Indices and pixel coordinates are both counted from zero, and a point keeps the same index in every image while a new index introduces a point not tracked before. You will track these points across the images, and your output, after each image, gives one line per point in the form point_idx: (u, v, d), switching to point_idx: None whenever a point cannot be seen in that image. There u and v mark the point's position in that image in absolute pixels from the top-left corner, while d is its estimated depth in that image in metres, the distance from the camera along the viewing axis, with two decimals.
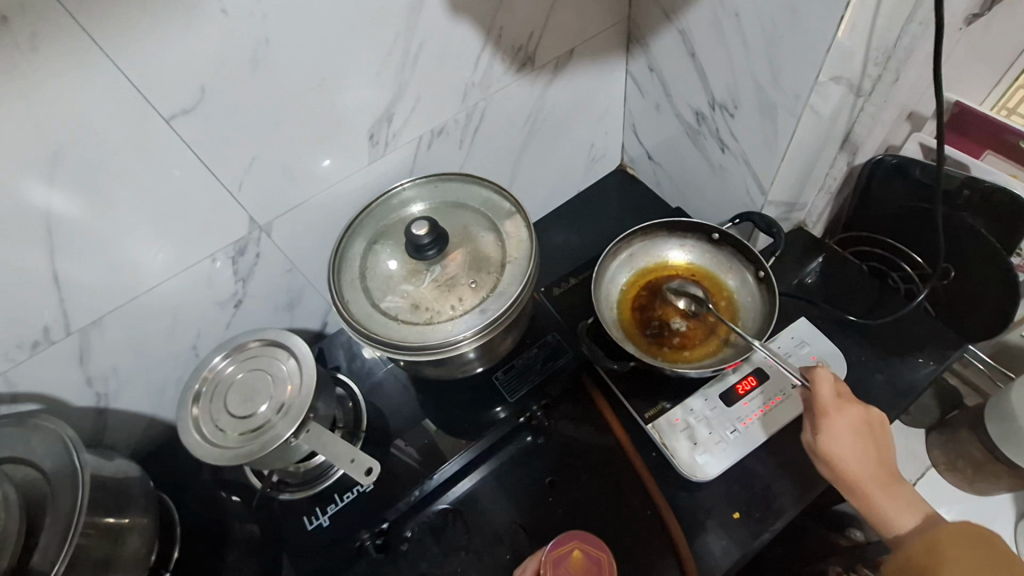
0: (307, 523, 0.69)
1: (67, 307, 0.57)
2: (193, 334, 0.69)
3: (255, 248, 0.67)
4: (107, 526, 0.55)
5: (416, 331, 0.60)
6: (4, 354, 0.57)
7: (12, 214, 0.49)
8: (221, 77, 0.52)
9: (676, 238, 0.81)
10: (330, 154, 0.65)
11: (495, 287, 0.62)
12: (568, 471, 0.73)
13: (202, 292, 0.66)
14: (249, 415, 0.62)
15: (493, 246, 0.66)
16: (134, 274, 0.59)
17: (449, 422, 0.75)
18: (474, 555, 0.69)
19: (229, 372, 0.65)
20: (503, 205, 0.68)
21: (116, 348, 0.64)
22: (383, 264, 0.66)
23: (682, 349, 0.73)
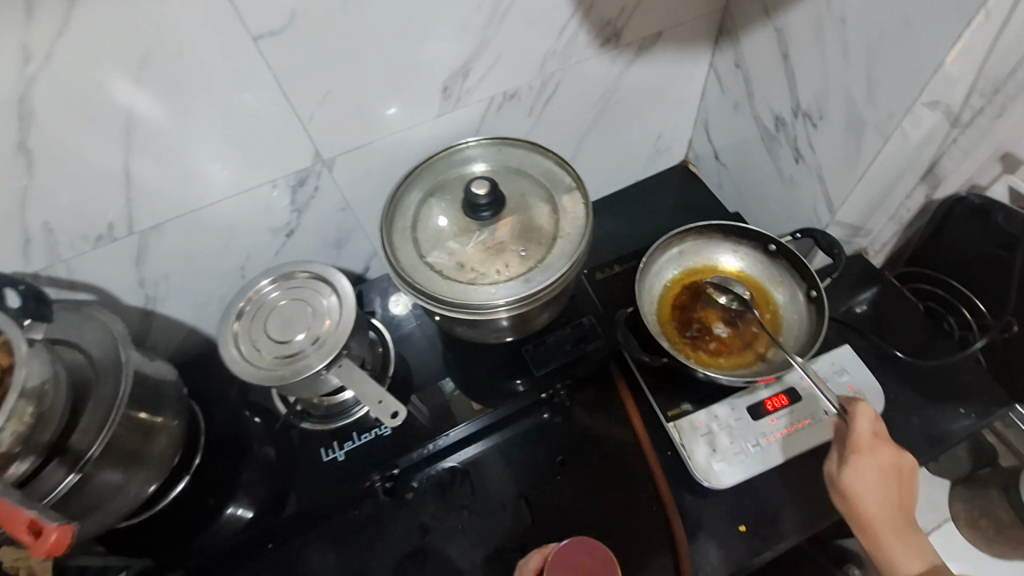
0: (324, 454, 0.72)
1: (132, 207, 0.59)
2: (243, 256, 0.71)
3: (314, 181, 0.68)
4: (140, 421, 0.58)
5: (458, 289, 0.61)
6: (70, 243, 0.59)
7: (97, 108, 0.51)
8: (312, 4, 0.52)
9: (730, 242, 0.79)
10: (403, 101, 0.65)
11: (542, 259, 0.62)
12: (580, 453, 0.74)
13: (258, 216, 0.68)
14: (285, 341, 0.63)
15: (546, 219, 0.65)
16: (198, 186, 0.61)
17: (472, 385, 0.75)
18: (476, 516, 0.70)
19: (273, 297, 0.67)
20: (564, 179, 0.67)
21: (171, 255, 0.66)
22: (436, 218, 0.66)
23: (716, 355, 0.71)
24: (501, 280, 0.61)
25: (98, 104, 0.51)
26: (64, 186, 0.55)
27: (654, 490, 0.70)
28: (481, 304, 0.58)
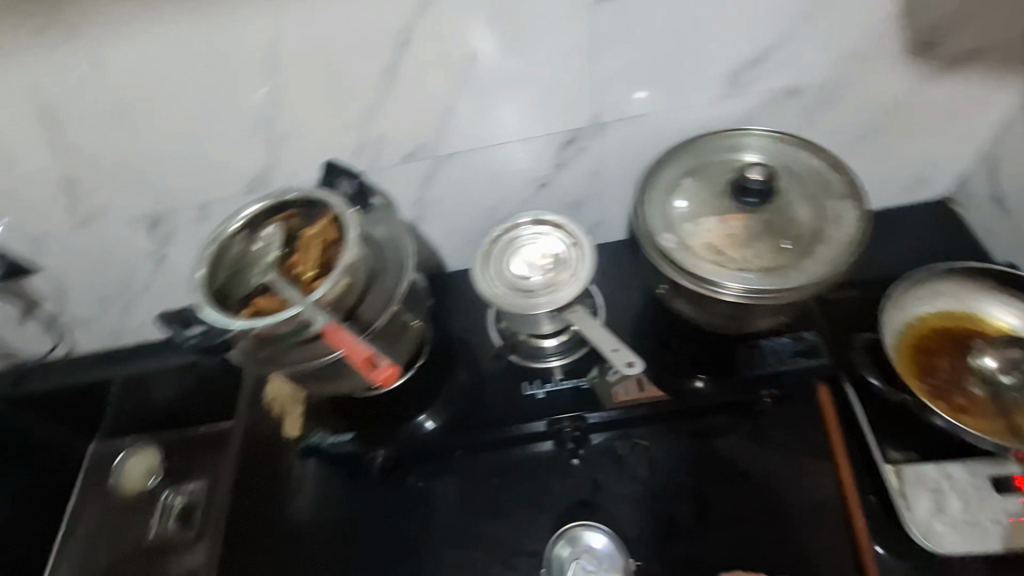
0: (525, 388, 0.79)
1: (438, 135, 0.67)
2: (498, 198, 0.77)
3: (582, 143, 0.71)
4: (404, 316, 0.69)
5: (703, 266, 0.61)
6: (381, 156, 0.69)
7: (451, 43, 0.58)
8: None
9: (1001, 297, 0.71)
10: (691, 80, 0.66)
11: (798, 262, 0.60)
12: (768, 470, 0.70)
13: (526, 165, 0.73)
14: (524, 278, 0.70)
15: (808, 218, 0.64)
16: (493, 128, 0.67)
17: (670, 369, 0.75)
18: (647, 494, 0.71)
19: (519, 235, 0.73)
20: (836, 191, 0.65)
21: (445, 184, 0.74)
22: (691, 194, 0.67)
23: (966, 410, 0.64)
24: (747, 268, 0.61)
25: (450, 43, 0.58)
26: (397, 108, 0.63)
27: (849, 529, 0.65)
28: (721, 283, 0.59)
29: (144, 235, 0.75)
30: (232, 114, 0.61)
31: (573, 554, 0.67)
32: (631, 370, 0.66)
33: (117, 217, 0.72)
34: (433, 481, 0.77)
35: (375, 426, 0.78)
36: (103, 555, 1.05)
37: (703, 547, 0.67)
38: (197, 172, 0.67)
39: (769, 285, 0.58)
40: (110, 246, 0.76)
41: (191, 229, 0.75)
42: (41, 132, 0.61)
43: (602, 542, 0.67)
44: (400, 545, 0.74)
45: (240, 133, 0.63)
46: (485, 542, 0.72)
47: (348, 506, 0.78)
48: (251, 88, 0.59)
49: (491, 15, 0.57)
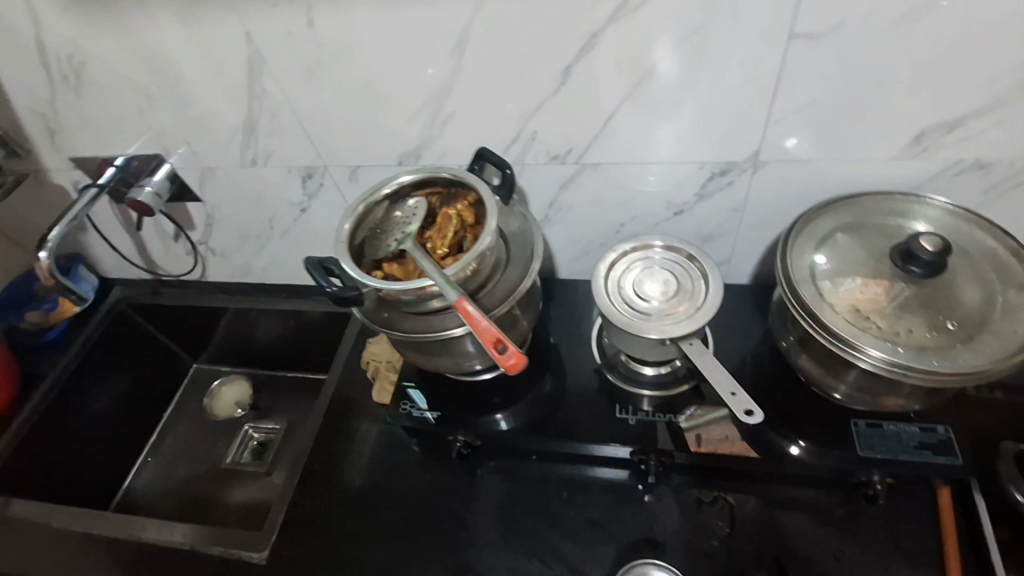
0: (617, 411, 0.75)
1: (593, 142, 0.68)
2: (630, 215, 0.77)
3: (733, 177, 0.69)
4: (516, 314, 0.70)
5: (845, 325, 0.57)
6: (534, 153, 0.71)
7: (633, 58, 0.58)
8: (864, 20, 0.53)
9: None
10: (869, 134, 0.62)
11: (954, 346, 0.55)
12: (865, 560, 0.64)
13: (669, 188, 0.72)
14: (641, 300, 0.68)
15: (976, 302, 0.58)
16: (648, 146, 0.67)
17: (777, 426, 0.70)
18: (724, 550, 0.67)
19: (649, 257, 0.71)
20: (1014, 281, 0.59)
21: (586, 191, 0.75)
22: (843, 249, 0.63)
23: None
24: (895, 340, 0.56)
25: (634, 59, 0.58)
26: (560, 110, 0.64)
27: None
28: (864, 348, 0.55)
29: (296, 183, 0.82)
30: (408, 88, 0.65)
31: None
32: (750, 417, 0.62)
33: (279, 163, 0.79)
34: (504, 478, 0.77)
35: (455, 410, 0.80)
36: (182, 466, 1.13)
37: None
38: (360, 135, 0.72)
39: (919, 363, 0.54)
40: (265, 187, 0.83)
41: (339, 186, 0.80)
42: (241, 80, 0.67)
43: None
44: (460, 533, 0.74)
45: (410, 107, 0.67)
46: (544, 554, 0.71)
47: (418, 481, 0.79)
48: (432, 69, 0.62)
49: (683, 36, 0.56)
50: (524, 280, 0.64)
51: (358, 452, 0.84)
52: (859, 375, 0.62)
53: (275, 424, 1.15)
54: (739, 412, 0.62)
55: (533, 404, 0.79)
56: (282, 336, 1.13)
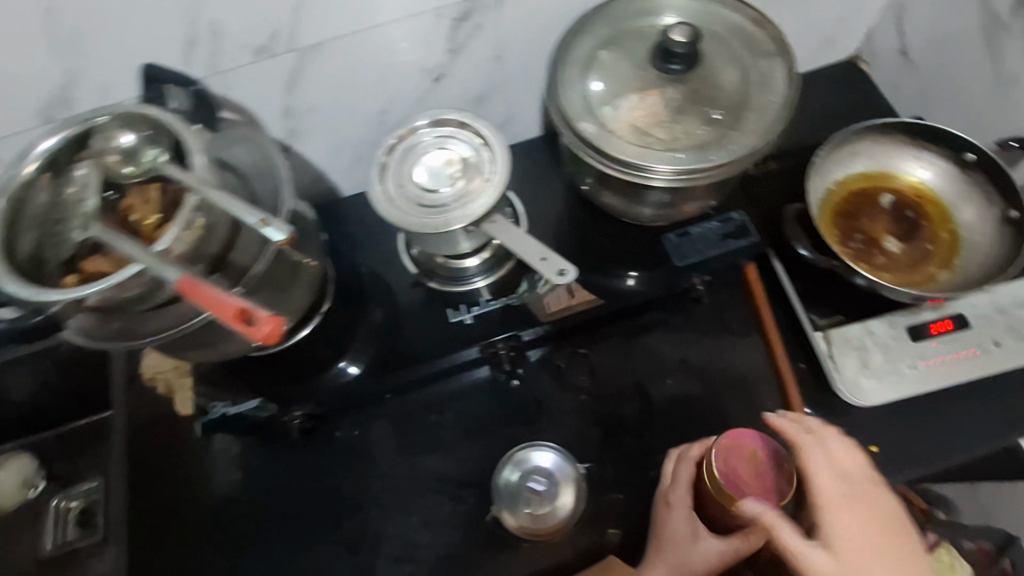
0: (452, 315, 0.72)
1: (298, 19, 0.52)
2: (387, 98, 0.64)
3: (480, 18, 0.59)
4: (283, 264, 0.56)
5: (633, 149, 0.54)
6: (226, 51, 0.53)
7: None
8: None
9: (916, 150, 0.69)
10: None
11: (725, 134, 0.54)
12: (704, 350, 0.72)
13: (416, 52, 0.60)
14: (433, 191, 0.59)
15: (740, 86, 0.56)
16: (367, 3, 0.53)
17: (597, 269, 0.71)
18: (593, 400, 0.71)
19: (422, 143, 0.61)
20: (763, 42, 0.57)
21: (322, 85, 0.60)
22: (599, 81, 0.57)
23: (884, 270, 0.65)
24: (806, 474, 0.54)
25: None
26: None
27: None
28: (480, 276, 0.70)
29: None
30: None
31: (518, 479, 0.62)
32: (563, 278, 0.54)
33: None
34: (389, 423, 0.71)
35: (293, 385, 0.68)
36: None
37: (652, 444, 0.68)
38: None
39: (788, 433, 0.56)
40: None
41: None
42: None
43: (548, 460, 0.63)
44: (370, 492, 0.68)
45: (15, 27, 0.47)
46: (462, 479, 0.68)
47: (296, 472, 0.69)
48: None
49: None
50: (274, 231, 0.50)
51: (204, 476, 0.69)
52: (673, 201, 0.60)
53: (90, 483, 0.90)
54: (552, 273, 0.53)
55: (357, 346, 0.71)
56: (40, 394, 0.87)
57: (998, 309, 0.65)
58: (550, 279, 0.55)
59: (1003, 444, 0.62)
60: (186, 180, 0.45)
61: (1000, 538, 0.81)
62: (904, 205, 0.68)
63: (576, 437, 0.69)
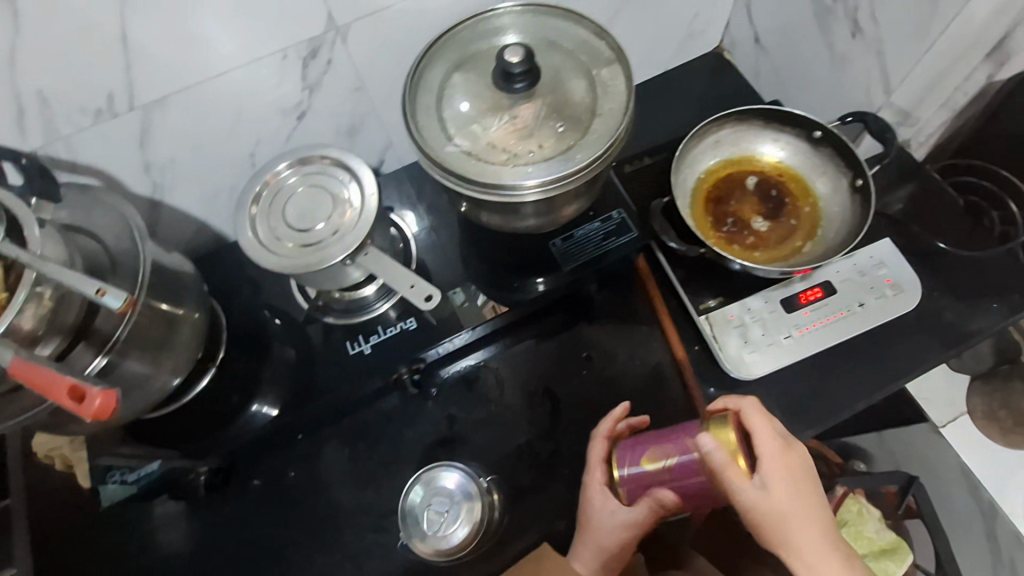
0: (349, 348, 0.70)
1: (133, 77, 0.53)
2: (252, 141, 0.65)
3: (329, 53, 0.60)
4: (154, 322, 0.56)
5: (490, 169, 0.55)
6: (65, 117, 0.53)
7: None
8: None
9: (772, 131, 0.73)
10: None
11: (574, 143, 0.56)
12: (606, 346, 0.75)
13: (270, 93, 0.60)
14: (306, 230, 0.59)
15: (584, 95, 0.58)
16: (203, 54, 0.54)
17: (492, 282, 0.72)
18: (503, 409, 0.73)
19: (291, 184, 0.62)
20: (603, 51, 0.60)
21: (177, 137, 0.60)
22: (453, 104, 0.59)
23: (754, 249, 0.69)
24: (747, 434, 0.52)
25: None
26: (54, 46, 0.48)
27: None
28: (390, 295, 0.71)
29: None
30: None
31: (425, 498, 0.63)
32: (430, 303, 0.59)
33: None
34: (312, 460, 0.73)
35: (201, 438, 0.68)
36: None
37: (563, 445, 0.70)
38: None
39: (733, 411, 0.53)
40: None
41: None
42: None
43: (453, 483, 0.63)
44: (299, 531, 0.69)
45: None
46: (387, 502, 0.70)
47: (222, 522, 0.69)
48: None
49: None
50: (127, 294, 0.49)
51: (122, 544, 0.68)
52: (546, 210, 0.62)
53: None
54: (421, 300, 0.59)
55: (263, 389, 0.71)
56: None
57: (859, 273, 0.71)
58: (421, 305, 0.60)
59: (880, 394, 0.66)
60: (19, 257, 0.44)
61: (903, 478, 0.82)
62: (767, 185, 0.72)
63: (491, 446, 0.71)
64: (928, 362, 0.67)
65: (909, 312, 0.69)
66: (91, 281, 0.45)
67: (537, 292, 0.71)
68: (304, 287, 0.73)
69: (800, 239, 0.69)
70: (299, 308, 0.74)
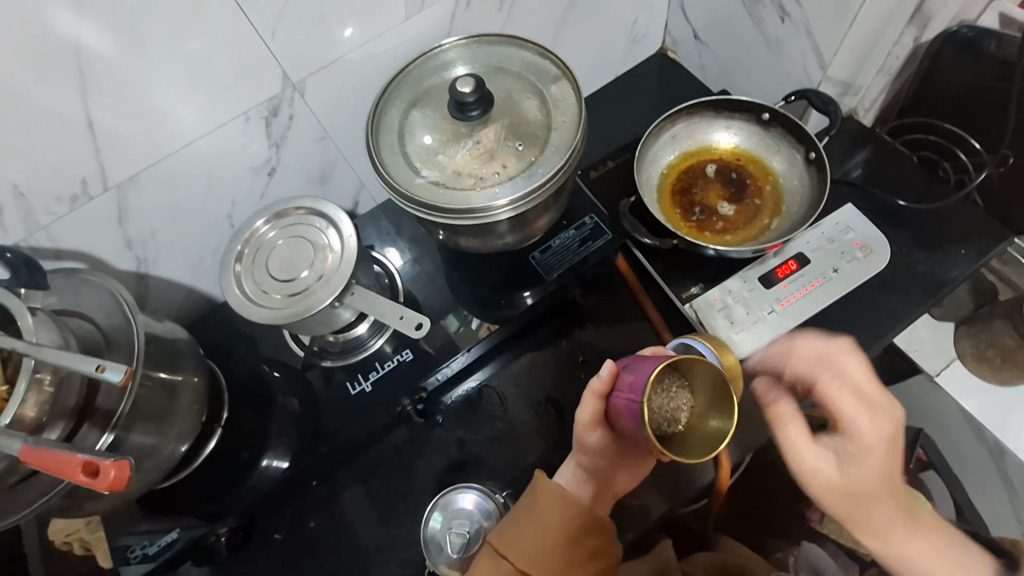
0: (350, 388, 0.71)
1: (104, 160, 0.55)
2: (228, 202, 0.67)
3: (289, 109, 0.62)
4: (153, 390, 0.57)
5: (459, 195, 0.57)
6: (43, 207, 0.55)
7: (41, 44, 0.46)
8: None
9: (723, 118, 0.76)
10: (358, 18, 0.59)
11: (535, 159, 0.59)
12: (600, 349, 0.76)
13: (236, 155, 0.63)
14: (292, 279, 0.61)
15: (538, 112, 0.61)
16: (167, 127, 0.56)
17: (480, 303, 0.74)
18: (509, 424, 0.74)
19: (270, 237, 0.63)
20: (550, 69, 0.63)
21: (154, 209, 0.62)
22: (416, 138, 0.61)
23: (725, 233, 0.71)
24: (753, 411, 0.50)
25: (49, 51, 0.46)
26: (25, 144, 0.50)
27: None
28: (384, 330, 0.73)
29: None
30: None
31: (444, 521, 0.63)
32: (421, 331, 0.61)
33: None
34: (331, 504, 0.74)
35: (219, 499, 0.69)
36: None
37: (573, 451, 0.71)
38: None
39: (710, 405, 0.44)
40: None
41: None
42: None
43: (469, 503, 0.64)
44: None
45: None
46: (411, 534, 0.71)
47: None
48: None
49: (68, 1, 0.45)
50: (125, 367, 0.50)
51: None
52: (522, 227, 0.64)
53: None
54: (410, 329, 0.60)
55: (272, 442, 0.71)
56: None
57: (828, 241, 0.73)
58: (412, 334, 0.61)
59: (870, 351, 0.68)
60: (15, 347, 0.45)
61: (910, 432, 0.84)
62: (727, 170, 0.75)
63: (505, 463, 0.72)
64: (910, 313, 0.69)
65: (883, 269, 0.71)
66: (89, 360, 0.46)
67: (526, 304, 0.72)
68: (297, 335, 0.75)
69: (765, 218, 0.71)
70: (297, 357, 0.75)
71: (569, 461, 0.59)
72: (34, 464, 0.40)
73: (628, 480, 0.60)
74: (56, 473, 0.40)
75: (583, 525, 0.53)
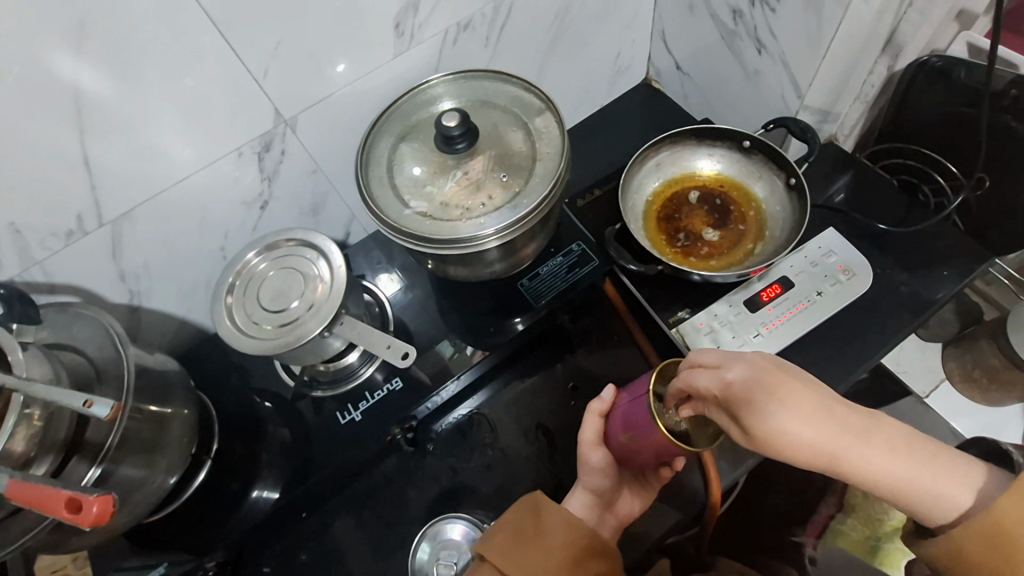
0: (340, 417, 0.71)
1: (99, 195, 0.56)
2: (221, 234, 0.68)
3: (281, 144, 0.64)
4: (143, 422, 0.57)
5: (447, 226, 0.59)
6: (39, 242, 0.56)
7: (40, 86, 0.47)
8: None
9: (706, 146, 0.78)
10: (349, 56, 0.61)
11: (520, 189, 0.60)
12: (588, 375, 0.77)
13: (229, 189, 0.64)
14: (283, 310, 0.62)
15: (522, 144, 0.63)
16: (162, 163, 0.57)
17: (469, 330, 0.74)
18: (500, 451, 0.74)
19: (261, 269, 0.64)
20: (533, 102, 0.65)
21: (147, 243, 0.63)
22: (405, 170, 0.63)
23: (710, 258, 0.72)
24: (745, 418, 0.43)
25: (50, 93, 0.48)
26: (22, 181, 0.51)
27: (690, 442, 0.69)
28: (374, 359, 0.73)
29: None
30: None
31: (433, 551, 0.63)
32: (407, 361, 0.61)
33: None
34: (321, 537, 0.73)
35: (206, 533, 0.68)
36: None
37: (565, 478, 0.71)
38: None
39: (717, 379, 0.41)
40: None
41: None
42: None
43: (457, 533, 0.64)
44: None
45: None
46: (402, 565, 0.70)
47: None
48: None
49: (66, 45, 0.46)
50: (114, 400, 0.50)
51: None
52: (509, 255, 0.65)
53: None
54: (397, 359, 0.61)
55: (262, 473, 0.71)
56: None
57: (812, 264, 0.74)
58: (399, 363, 0.62)
59: (857, 374, 0.69)
60: (6, 382, 0.46)
61: None
62: (711, 196, 0.77)
63: (496, 491, 0.72)
64: (895, 335, 0.69)
65: (867, 291, 0.72)
66: (75, 394, 0.46)
67: (515, 331, 0.73)
68: (288, 365, 0.75)
69: (748, 244, 0.73)
70: (287, 387, 0.76)
71: (578, 490, 0.60)
72: (18, 499, 0.40)
73: (630, 504, 0.63)
74: (40, 507, 0.40)
75: (583, 546, 0.53)
